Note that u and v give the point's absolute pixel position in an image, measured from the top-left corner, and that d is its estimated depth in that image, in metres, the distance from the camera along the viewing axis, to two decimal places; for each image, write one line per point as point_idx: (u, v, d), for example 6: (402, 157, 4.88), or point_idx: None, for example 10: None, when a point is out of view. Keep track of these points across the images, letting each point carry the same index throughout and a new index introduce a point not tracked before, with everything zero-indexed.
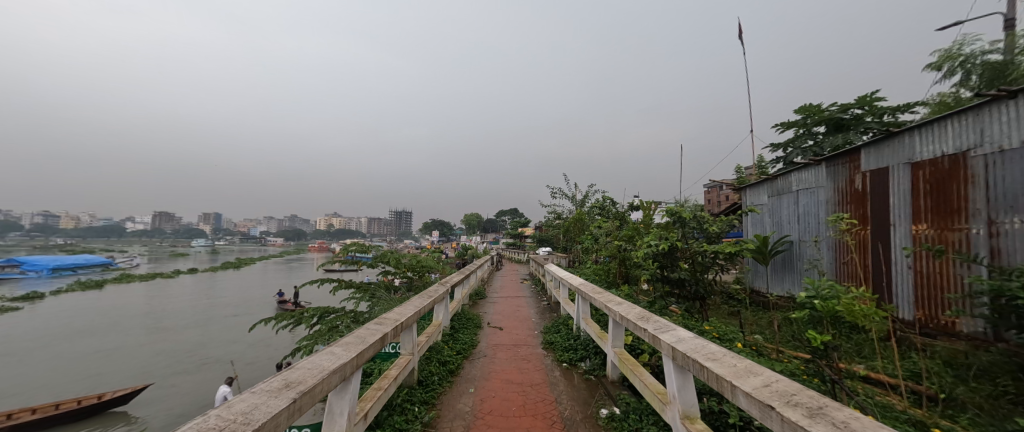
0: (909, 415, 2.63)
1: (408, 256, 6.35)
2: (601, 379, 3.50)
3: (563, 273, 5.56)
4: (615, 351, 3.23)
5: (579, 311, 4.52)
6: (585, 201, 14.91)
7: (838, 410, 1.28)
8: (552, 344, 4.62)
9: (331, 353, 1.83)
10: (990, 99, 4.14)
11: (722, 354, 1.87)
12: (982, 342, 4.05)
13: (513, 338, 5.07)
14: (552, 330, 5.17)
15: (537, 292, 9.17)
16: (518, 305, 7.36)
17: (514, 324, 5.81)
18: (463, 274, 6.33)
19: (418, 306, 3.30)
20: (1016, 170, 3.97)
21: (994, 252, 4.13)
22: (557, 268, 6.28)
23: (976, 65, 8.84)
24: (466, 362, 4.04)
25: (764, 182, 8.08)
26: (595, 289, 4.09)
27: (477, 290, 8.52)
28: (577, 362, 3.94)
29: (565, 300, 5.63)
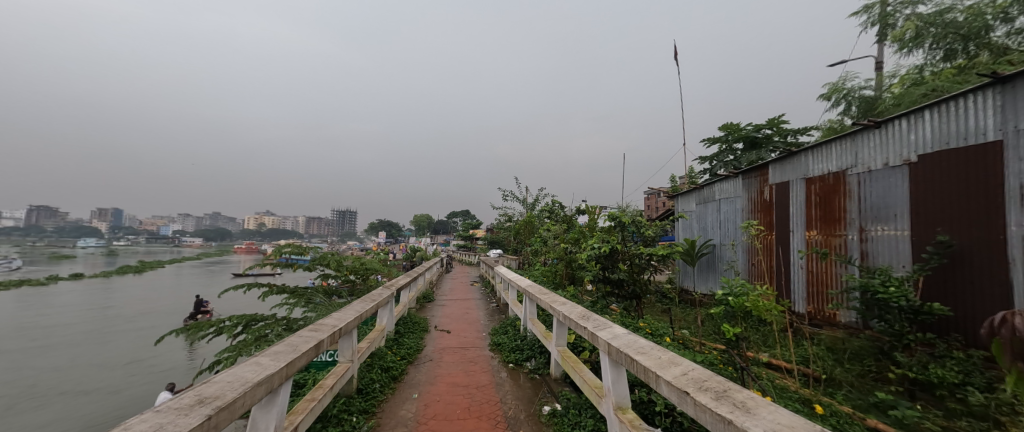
0: (799, 394, 3.06)
1: (350, 258, 6.09)
2: (544, 378, 3.65)
3: (511, 276, 5.69)
4: (558, 349, 3.39)
5: (526, 312, 4.65)
6: (535, 204, 15.28)
7: (738, 392, 1.50)
8: (498, 346, 4.71)
9: (257, 363, 1.74)
10: (863, 127, 4.96)
11: (650, 348, 2.07)
12: (855, 330, 4.80)
13: (460, 340, 5.07)
14: (499, 332, 5.26)
15: (486, 294, 9.19)
16: (466, 308, 7.36)
17: (462, 327, 5.83)
18: (410, 277, 6.21)
19: (359, 310, 3.21)
20: (880, 187, 4.78)
21: (864, 254, 4.93)
22: (505, 270, 6.38)
23: (855, 98, 10.47)
24: (410, 368, 3.98)
25: (693, 191, 8.88)
26: (540, 290, 4.25)
27: (425, 293, 8.38)
28: (522, 362, 4.07)
29: (513, 302, 5.75)
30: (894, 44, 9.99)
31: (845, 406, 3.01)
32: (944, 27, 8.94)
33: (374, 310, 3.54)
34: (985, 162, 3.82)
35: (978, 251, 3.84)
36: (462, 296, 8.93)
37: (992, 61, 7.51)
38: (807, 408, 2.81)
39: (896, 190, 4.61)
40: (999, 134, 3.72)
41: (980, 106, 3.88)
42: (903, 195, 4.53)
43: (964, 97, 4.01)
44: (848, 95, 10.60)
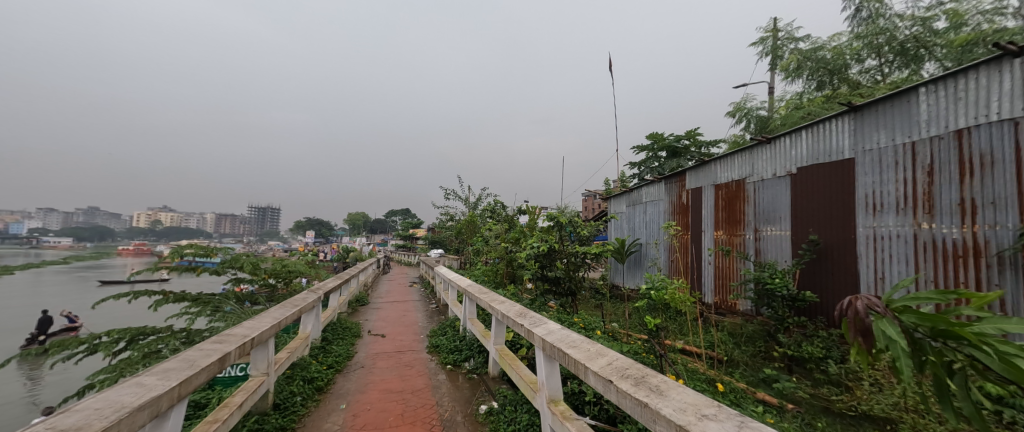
0: (706, 376, 3.47)
1: (270, 260, 5.62)
2: (482, 377, 3.71)
3: (451, 276, 5.66)
4: (496, 348, 3.46)
5: (465, 313, 4.66)
6: (478, 204, 15.34)
7: (653, 377, 1.68)
8: (436, 347, 4.67)
9: (139, 384, 1.57)
10: (758, 142, 5.74)
11: (581, 341, 2.22)
12: (750, 317, 5.55)
13: (396, 345, 4.93)
14: (437, 333, 5.21)
15: (425, 295, 9.00)
16: (404, 310, 7.16)
17: (398, 330, 5.68)
18: (341, 280, 5.88)
19: (278, 317, 2.99)
20: (770, 194, 5.58)
21: (758, 251, 5.70)
22: (445, 271, 6.32)
23: (753, 117, 12.04)
24: (338, 376, 3.79)
25: (623, 194, 9.54)
26: (479, 290, 4.30)
27: (359, 296, 7.98)
28: (460, 362, 4.09)
29: (453, 302, 5.72)
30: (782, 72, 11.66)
31: (741, 383, 3.51)
32: (817, 62, 10.55)
33: (296, 317, 3.32)
34: (843, 175, 4.66)
35: (838, 248, 4.66)
36: (399, 298, 8.65)
37: (851, 93, 9.12)
38: (711, 387, 3.20)
39: (781, 197, 5.41)
40: (853, 152, 4.55)
41: (840, 129, 4.71)
42: (786, 201, 5.33)
43: (829, 121, 4.85)
44: (748, 114, 12.14)
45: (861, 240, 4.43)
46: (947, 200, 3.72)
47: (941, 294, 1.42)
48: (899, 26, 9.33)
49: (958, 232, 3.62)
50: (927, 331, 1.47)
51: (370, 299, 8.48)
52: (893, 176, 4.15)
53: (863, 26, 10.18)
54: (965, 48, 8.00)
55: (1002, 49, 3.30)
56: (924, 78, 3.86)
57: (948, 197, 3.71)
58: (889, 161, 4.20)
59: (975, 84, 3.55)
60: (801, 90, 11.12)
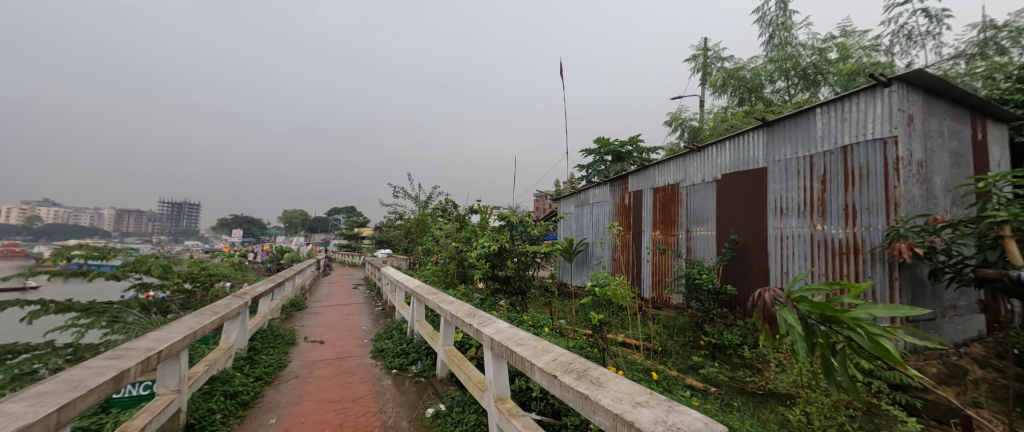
0: (643, 366, 3.73)
1: (186, 262, 5.10)
2: (429, 380, 3.67)
3: (398, 277, 5.53)
4: (444, 349, 3.44)
5: (413, 315, 4.57)
6: (428, 203, 15.05)
7: (594, 369, 1.76)
8: (382, 351, 4.53)
9: (1, 414, 1.36)
10: (689, 150, 6.28)
11: (528, 339, 2.29)
12: (681, 310, 6.05)
13: (336, 351, 4.70)
14: (383, 337, 5.05)
15: (370, 297, 8.65)
16: (346, 314, 6.83)
17: (339, 335, 5.41)
18: (274, 283, 5.47)
19: (193, 328, 2.71)
20: (699, 198, 6.12)
21: (689, 250, 6.23)
22: (393, 271, 6.14)
23: (686, 127, 13.09)
24: (268, 388, 3.53)
25: (572, 195, 9.90)
26: (428, 291, 4.25)
27: (295, 300, 7.47)
28: (407, 366, 4.01)
29: (400, 303, 5.57)
30: (711, 88, 12.80)
31: (673, 370, 3.84)
32: (739, 80, 11.68)
33: (214, 327, 3.02)
34: (758, 182, 5.24)
35: (753, 247, 5.23)
36: (342, 301, 8.24)
37: (766, 110, 10.27)
38: (647, 376, 3.45)
39: (708, 201, 5.95)
40: (765, 161, 5.15)
41: (756, 141, 5.31)
42: (712, 205, 5.88)
43: (748, 134, 5.43)
44: (683, 124, 13.15)
45: (771, 239, 5.02)
46: (836, 205, 4.34)
47: (827, 285, 1.65)
48: (802, 54, 10.68)
49: (843, 232, 4.25)
50: (816, 317, 1.70)
51: (308, 303, 7.96)
52: (796, 184, 4.75)
53: (775, 51, 11.43)
54: (851, 77, 9.38)
55: (875, 79, 3.93)
56: (819, 100, 4.48)
57: (836, 203, 4.33)
58: (793, 170, 4.82)
59: (856, 107, 4.20)
60: (725, 105, 12.21)
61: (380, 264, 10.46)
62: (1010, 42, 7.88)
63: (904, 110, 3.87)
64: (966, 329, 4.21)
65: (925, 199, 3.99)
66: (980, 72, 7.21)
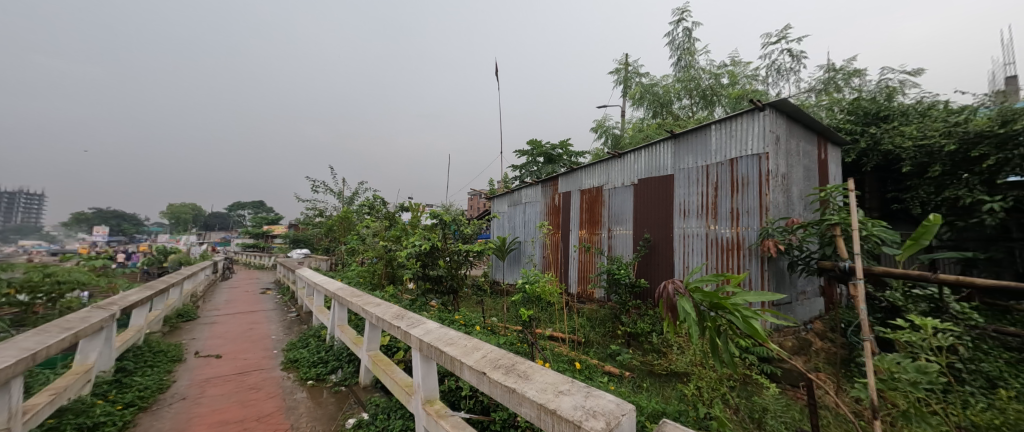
0: (568, 358, 3.96)
1: (22, 268, 4.18)
2: (351, 389, 3.47)
3: (318, 279, 5.13)
4: (369, 354, 3.28)
5: (334, 319, 4.29)
6: (353, 200, 14.17)
7: (522, 363, 1.82)
8: (296, 362, 4.17)
9: None
10: (611, 156, 6.80)
11: (458, 338, 2.31)
12: (602, 303, 6.54)
13: (241, 364, 4.23)
14: (298, 345, 4.66)
15: (284, 302, 7.90)
16: (252, 323, 6.14)
17: (242, 347, 4.83)
18: (153, 292, 4.70)
19: (28, 352, 2.22)
20: (619, 200, 6.67)
21: (610, 247, 6.76)
22: (311, 273, 5.69)
23: (609, 134, 14.11)
24: (147, 414, 3.04)
25: (505, 194, 10.08)
26: (350, 293, 4.02)
27: (185, 309, 6.46)
28: (325, 376, 3.75)
29: (319, 308, 5.19)
30: (630, 100, 13.96)
31: (594, 359, 4.16)
32: (653, 95, 12.89)
33: (60, 350, 2.51)
34: (668, 187, 5.85)
35: (663, 245, 5.83)
36: (249, 308, 7.40)
37: (675, 123, 11.50)
38: (571, 367, 3.67)
39: (627, 202, 6.51)
40: (672, 169, 5.80)
41: (666, 150, 5.93)
42: (631, 206, 6.43)
43: (659, 144, 6.05)
44: (607, 132, 14.14)
45: (677, 238, 5.63)
46: (726, 209, 5.03)
47: (714, 276, 1.91)
48: (703, 77, 12.19)
49: (732, 232, 4.93)
50: (707, 304, 1.96)
51: (201, 312, 6.95)
52: (697, 190, 5.41)
53: (681, 72, 12.84)
54: (739, 100, 10.97)
55: (754, 104, 4.65)
56: (714, 118, 5.16)
57: (726, 207, 5.03)
58: (694, 177, 5.49)
59: (741, 127, 4.93)
60: (642, 116, 13.37)
61: (297, 265, 9.58)
62: (846, 82, 9.90)
63: (774, 131, 4.64)
64: (812, 310, 5.18)
65: (787, 205, 4.84)
66: (826, 104, 8.92)
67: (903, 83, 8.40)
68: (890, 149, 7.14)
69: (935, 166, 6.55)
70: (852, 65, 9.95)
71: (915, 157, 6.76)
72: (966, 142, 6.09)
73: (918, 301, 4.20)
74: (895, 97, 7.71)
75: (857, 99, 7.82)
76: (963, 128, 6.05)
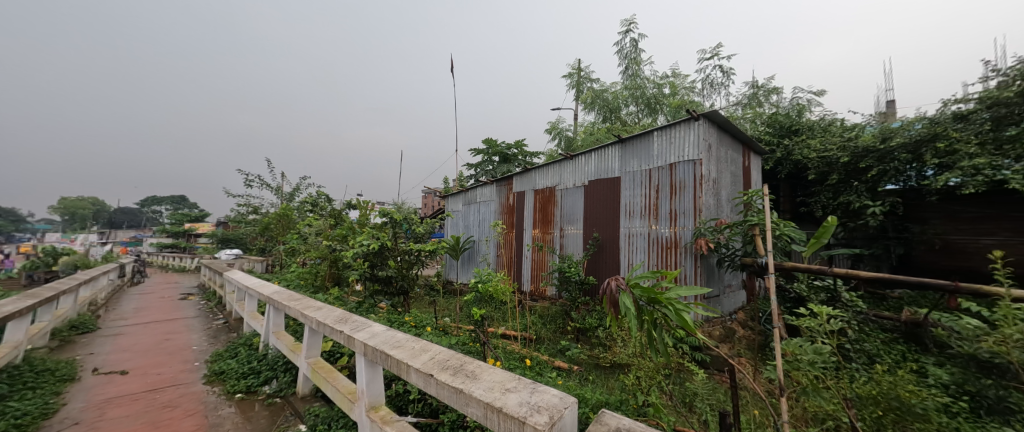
0: (519, 355, 4.02)
1: None
2: (288, 399, 3.23)
3: (251, 282, 4.73)
4: (308, 361, 3.08)
5: (268, 324, 3.97)
6: (293, 196, 13.25)
7: (470, 364, 1.82)
8: (222, 374, 3.79)
9: None
10: (563, 157, 7.01)
11: (406, 340, 2.25)
12: (554, 300, 6.70)
13: (156, 378, 3.78)
14: (225, 355, 4.24)
15: (209, 309, 7.17)
16: (168, 333, 5.49)
17: (155, 361, 4.26)
18: (36, 301, 4.03)
19: None
20: (570, 200, 6.88)
21: (562, 246, 6.95)
22: (243, 276, 5.24)
23: (562, 136, 14.49)
24: None
25: (459, 193, 9.98)
26: (288, 297, 3.76)
27: (79, 321, 5.60)
28: (257, 387, 3.45)
29: (252, 312, 4.78)
30: (582, 104, 14.45)
31: (545, 355, 4.25)
32: (603, 100, 13.45)
33: None
34: (615, 189, 6.14)
35: (611, 244, 6.09)
36: (165, 316, 6.62)
37: (622, 128, 12.10)
38: (522, 363, 3.74)
39: (578, 203, 6.73)
40: (619, 172, 6.10)
41: (613, 154, 6.23)
42: (582, 207, 6.65)
43: (607, 147, 6.34)
44: (560, 134, 14.50)
45: (623, 237, 5.92)
46: (667, 210, 5.38)
47: (652, 273, 2.04)
48: (648, 86, 12.95)
49: (672, 232, 5.28)
50: (645, 299, 2.09)
51: (103, 323, 6.08)
52: (641, 192, 5.74)
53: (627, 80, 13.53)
54: (679, 109, 11.80)
55: (690, 114, 5.04)
56: (656, 125, 5.51)
57: (666, 208, 5.38)
58: (638, 180, 5.81)
59: (679, 134, 5.31)
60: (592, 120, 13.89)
61: (225, 267, 8.74)
62: (767, 97, 11.03)
63: (706, 140, 5.06)
64: (736, 301, 5.71)
65: (717, 207, 5.30)
66: (751, 117, 9.88)
67: (810, 101, 9.56)
68: (800, 159, 8.05)
69: (832, 175, 7.61)
70: (771, 83, 11.11)
71: (818, 167, 7.75)
72: (856, 155, 7.29)
73: (817, 292, 4.73)
74: (804, 114, 8.77)
75: (775, 114, 8.70)
76: (854, 143, 7.30)
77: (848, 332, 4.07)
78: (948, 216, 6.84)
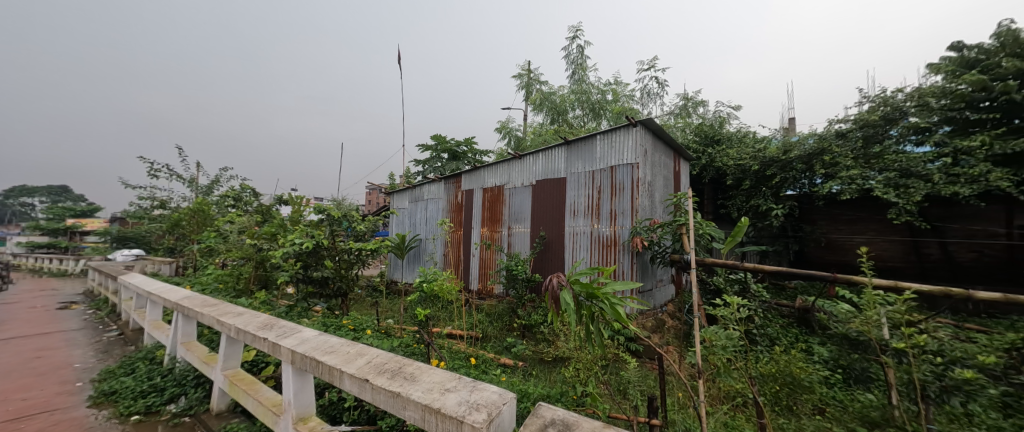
0: (465, 354, 4.00)
1: None
2: (199, 417, 2.90)
3: (156, 288, 4.19)
4: (224, 374, 2.79)
5: (176, 334, 3.54)
6: (212, 190, 11.96)
7: (409, 366, 1.78)
8: (115, 393, 3.30)
9: None
10: (511, 157, 7.09)
11: (339, 345, 2.14)
12: (500, 298, 6.77)
13: (23, 404, 3.20)
14: (119, 372, 3.71)
15: (100, 319, 6.22)
16: (42, 350, 4.68)
17: (21, 384, 3.61)
18: None
19: None
20: (518, 199, 6.99)
21: (509, 244, 7.04)
22: (147, 281, 4.63)
23: (511, 136, 14.64)
24: None
25: (405, 190, 9.68)
26: (203, 302, 3.39)
27: None
28: (160, 407, 3.06)
29: (156, 322, 4.24)
30: (531, 105, 14.71)
31: (490, 353, 4.28)
32: (550, 103, 13.82)
33: None
34: (560, 189, 6.35)
35: (555, 242, 6.28)
36: (40, 330, 5.64)
37: (568, 130, 12.51)
38: (467, 362, 3.74)
39: (525, 202, 6.85)
40: (564, 173, 6.32)
41: (559, 155, 6.43)
42: (529, 206, 6.78)
43: (553, 149, 6.52)
44: (510, 133, 14.63)
45: (567, 236, 6.13)
46: (607, 210, 5.67)
47: (590, 269, 2.15)
48: (592, 92, 13.52)
49: (611, 231, 5.58)
50: (584, 294, 2.19)
51: None
52: (584, 193, 5.99)
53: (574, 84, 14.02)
54: (619, 115, 12.47)
55: (628, 121, 5.36)
56: (598, 129, 5.77)
57: (607, 208, 5.66)
58: (582, 181, 6.06)
59: (618, 139, 5.62)
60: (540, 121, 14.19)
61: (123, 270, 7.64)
62: (696, 108, 12.04)
63: (641, 145, 5.42)
64: (666, 294, 6.19)
65: (651, 208, 5.69)
66: (682, 126, 10.72)
67: (731, 114, 10.62)
68: (721, 166, 8.88)
69: (746, 181, 8.52)
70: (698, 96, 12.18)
71: (734, 174, 8.63)
72: (764, 164, 8.21)
73: (732, 283, 5.24)
74: (725, 125, 9.73)
75: (701, 124, 9.53)
76: (763, 154, 8.20)
77: (755, 319, 4.59)
78: (832, 218, 8.08)
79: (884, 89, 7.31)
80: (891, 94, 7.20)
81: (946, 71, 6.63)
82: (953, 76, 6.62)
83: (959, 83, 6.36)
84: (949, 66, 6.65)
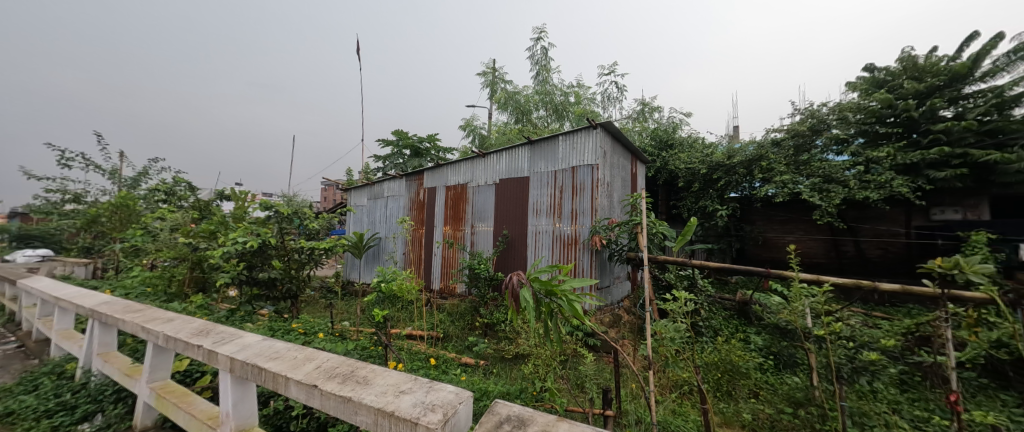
0: (424, 354, 3.93)
1: None
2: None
3: (68, 293, 3.73)
4: (151, 387, 2.54)
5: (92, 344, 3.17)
6: (139, 184, 10.81)
7: (362, 369, 1.72)
8: (13, 414, 2.91)
9: None
10: (475, 155, 7.03)
11: (286, 350, 2.02)
12: (462, 297, 6.73)
13: None
14: (18, 390, 3.26)
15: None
16: None
17: None
18: None
19: None
20: (482, 198, 6.96)
21: (473, 243, 6.99)
22: (57, 285, 4.11)
23: (475, 134, 14.53)
24: None
25: (364, 186, 9.33)
26: (126, 308, 3.07)
27: None
28: (71, 427, 2.73)
29: (66, 331, 3.77)
30: (495, 104, 14.68)
31: (451, 353, 4.24)
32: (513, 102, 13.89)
33: None
34: (524, 189, 6.39)
35: (518, 241, 6.32)
36: None
37: (531, 130, 12.64)
38: (426, 363, 3.68)
39: (488, 201, 6.84)
40: (527, 172, 6.37)
41: (523, 155, 6.46)
42: (492, 205, 6.77)
43: (518, 148, 6.55)
44: (474, 131, 14.52)
45: (530, 235, 6.19)
46: (569, 209, 5.78)
47: (550, 267, 2.17)
48: (555, 93, 13.73)
49: (572, 230, 5.70)
50: (543, 291, 2.23)
51: None
52: (547, 192, 6.08)
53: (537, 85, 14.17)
54: (581, 117, 12.77)
55: (588, 122, 5.50)
56: (561, 130, 5.87)
57: (569, 207, 5.78)
58: (545, 181, 6.14)
59: (580, 140, 5.75)
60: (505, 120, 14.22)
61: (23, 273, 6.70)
62: (652, 113, 12.59)
63: (601, 146, 5.58)
64: (623, 290, 6.44)
65: (610, 207, 5.88)
66: (639, 129, 11.16)
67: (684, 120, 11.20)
68: (674, 168, 9.35)
69: (695, 183, 9.03)
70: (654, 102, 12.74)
71: (685, 176, 9.13)
72: (711, 168, 8.74)
73: (682, 279, 5.53)
74: (678, 130, 10.25)
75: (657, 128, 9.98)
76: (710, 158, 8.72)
77: (701, 312, 4.88)
78: (767, 219, 8.75)
79: (811, 102, 8.03)
80: (817, 107, 7.94)
81: (861, 90, 7.46)
82: (866, 94, 7.47)
83: (871, 101, 7.18)
84: (863, 85, 7.48)
